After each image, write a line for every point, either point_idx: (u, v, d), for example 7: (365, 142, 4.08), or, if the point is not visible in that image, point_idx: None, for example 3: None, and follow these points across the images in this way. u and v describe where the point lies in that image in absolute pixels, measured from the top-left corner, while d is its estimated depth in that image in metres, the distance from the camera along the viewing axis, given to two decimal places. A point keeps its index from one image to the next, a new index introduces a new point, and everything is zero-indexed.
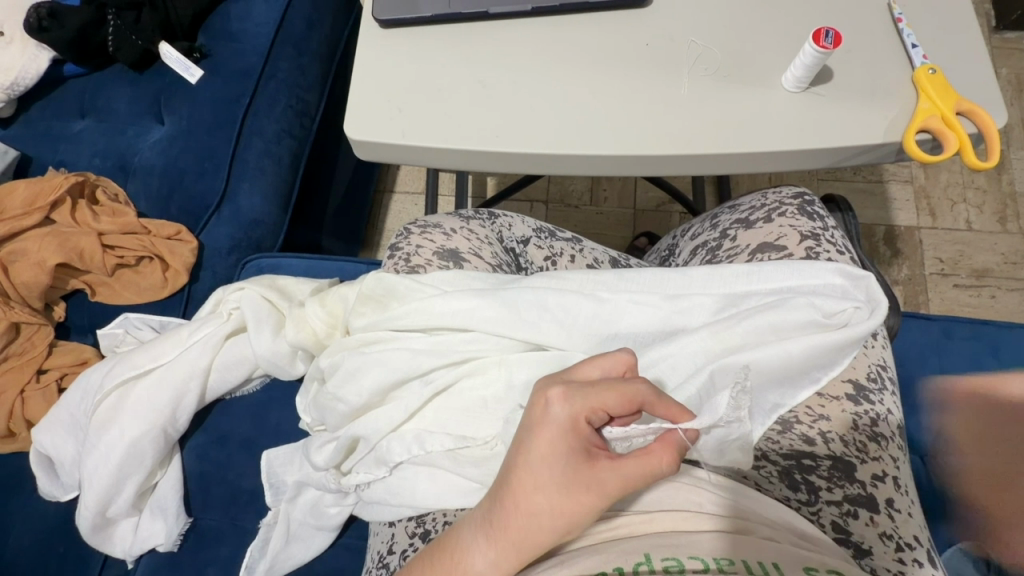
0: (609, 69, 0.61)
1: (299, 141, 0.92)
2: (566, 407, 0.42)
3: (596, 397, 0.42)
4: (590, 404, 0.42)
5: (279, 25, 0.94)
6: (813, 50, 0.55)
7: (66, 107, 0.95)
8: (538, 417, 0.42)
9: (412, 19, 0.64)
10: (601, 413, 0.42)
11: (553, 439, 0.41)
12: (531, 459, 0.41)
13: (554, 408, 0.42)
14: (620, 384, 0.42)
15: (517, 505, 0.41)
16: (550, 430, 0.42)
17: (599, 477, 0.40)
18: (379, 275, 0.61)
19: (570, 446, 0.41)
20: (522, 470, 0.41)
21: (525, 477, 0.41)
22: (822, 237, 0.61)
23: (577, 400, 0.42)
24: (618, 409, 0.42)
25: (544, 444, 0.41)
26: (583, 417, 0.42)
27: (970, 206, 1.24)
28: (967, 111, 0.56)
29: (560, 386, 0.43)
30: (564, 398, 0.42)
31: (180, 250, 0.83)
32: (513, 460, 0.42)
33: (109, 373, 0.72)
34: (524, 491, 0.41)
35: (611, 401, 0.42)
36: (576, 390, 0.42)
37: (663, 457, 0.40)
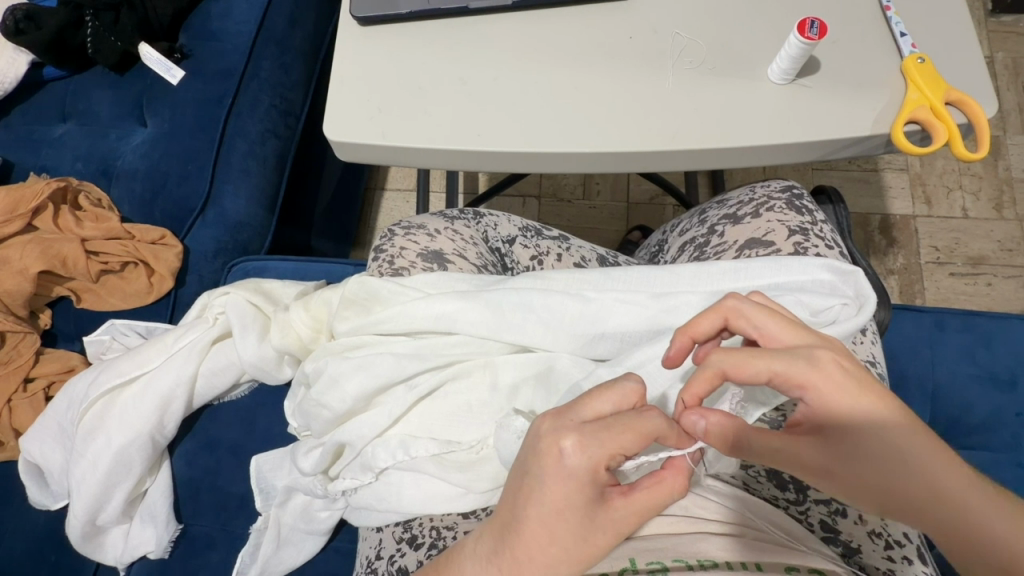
0: (592, 64, 0.60)
1: (283, 141, 0.90)
2: (583, 454, 0.38)
3: (616, 441, 0.38)
4: (609, 449, 0.38)
5: (260, 23, 0.93)
6: (798, 41, 0.54)
7: (47, 111, 0.93)
8: (551, 466, 0.38)
9: (391, 17, 0.63)
10: (617, 453, 0.39)
11: (570, 489, 0.38)
12: (547, 512, 0.38)
13: (570, 457, 0.38)
14: (636, 421, 0.39)
15: (530, 560, 0.38)
16: (566, 481, 0.38)
17: (616, 519, 0.39)
18: (362, 279, 0.60)
19: (586, 495, 0.38)
20: (535, 523, 0.38)
21: (539, 530, 0.38)
22: (811, 232, 0.60)
23: (593, 447, 0.38)
24: (634, 447, 0.39)
25: (560, 495, 0.38)
26: (602, 463, 0.38)
27: (966, 192, 1.22)
28: (956, 101, 0.55)
29: (574, 433, 0.38)
30: (578, 446, 0.38)
31: (165, 255, 0.82)
32: (523, 512, 0.39)
33: (95, 382, 0.71)
34: (538, 545, 0.38)
35: (629, 441, 0.39)
36: (592, 435, 0.38)
37: (678, 488, 0.39)
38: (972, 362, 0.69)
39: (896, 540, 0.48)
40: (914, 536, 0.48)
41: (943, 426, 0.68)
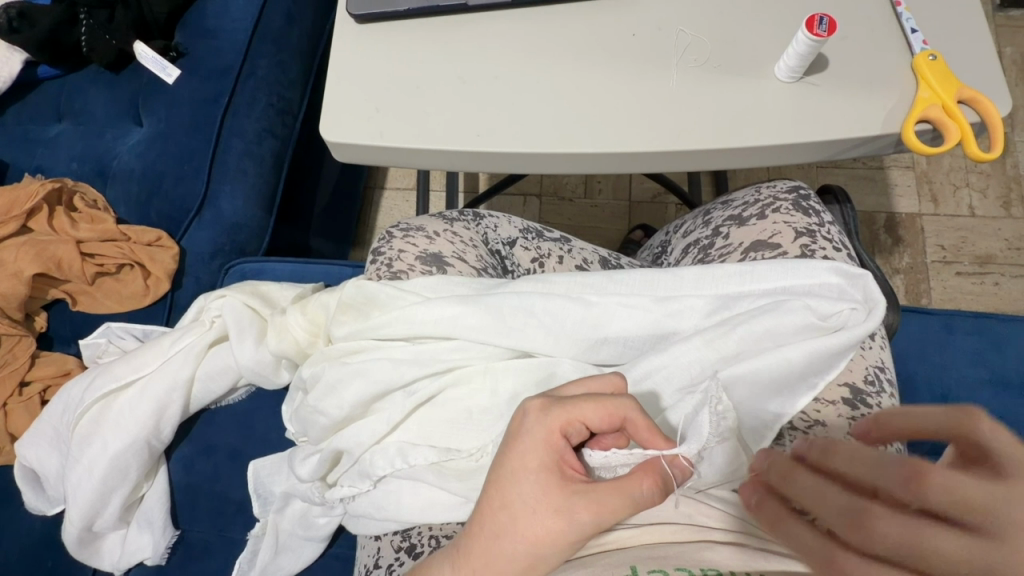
0: (593, 62, 0.59)
1: (281, 140, 0.89)
2: (541, 418, 0.41)
3: (574, 410, 0.41)
4: (567, 417, 0.41)
5: (257, 20, 0.91)
6: (806, 38, 0.52)
7: (42, 110, 0.92)
8: (515, 429, 0.42)
9: (388, 14, 0.61)
10: (580, 428, 0.42)
11: (526, 451, 0.41)
12: (504, 475, 0.41)
13: (529, 419, 0.42)
14: (601, 398, 0.41)
15: (483, 523, 0.41)
16: (524, 444, 0.41)
17: (571, 501, 0.39)
18: (359, 282, 0.59)
19: (543, 462, 0.41)
20: (493, 485, 0.41)
21: (496, 492, 0.41)
22: (818, 233, 0.59)
23: (553, 414, 0.41)
24: (596, 424, 0.41)
25: (518, 457, 0.41)
26: (559, 430, 0.41)
27: (973, 190, 1.21)
28: (969, 99, 0.54)
29: (537, 398, 0.42)
30: (539, 411, 0.42)
31: (161, 257, 0.81)
32: (488, 475, 0.42)
33: (91, 386, 0.71)
34: (493, 508, 0.41)
35: (590, 415, 0.41)
36: (553, 402, 0.42)
37: (639, 484, 0.39)
38: (982, 365, 0.67)
39: None
40: None
41: None
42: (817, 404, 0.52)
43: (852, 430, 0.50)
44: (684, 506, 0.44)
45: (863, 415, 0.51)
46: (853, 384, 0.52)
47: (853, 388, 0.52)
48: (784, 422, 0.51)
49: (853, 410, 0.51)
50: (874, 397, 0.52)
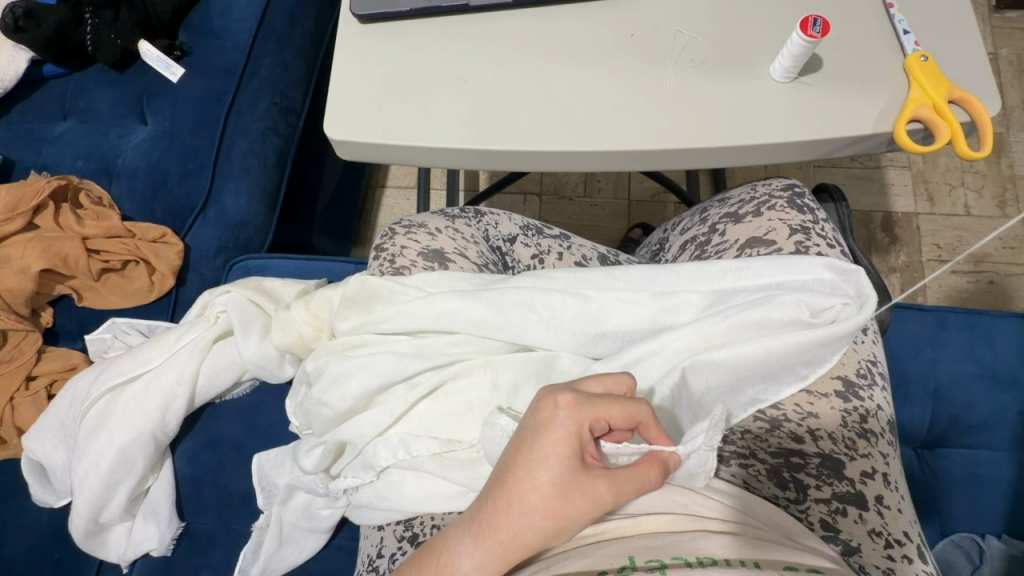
0: (592, 61, 0.60)
1: (284, 138, 0.90)
2: (573, 412, 0.41)
3: (602, 408, 0.41)
4: (596, 414, 0.41)
5: (260, 20, 0.92)
6: (800, 39, 0.53)
7: (48, 108, 0.93)
8: (544, 419, 0.41)
9: (391, 14, 0.62)
10: (603, 424, 0.42)
11: (557, 441, 0.40)
12: (532, 459, 0.40)
13: (561, 412, 0.41)
14: (626, 399, 0.42)
15: (508, 508, 0.40)
16: (555, 433, 0.41)
17: (595, 484, 0.40)
18: (362, 278, 0.60)
19: (572, 451, 0.40)
20: (521, 468, 0.40)
21: (523, 474, 0.40)
22: (812, 230, 0.60)
23: (583, 408, 0.41)
24: (619, 423, 0.42)
25: (548, 445, 0.40)
26: (588, 426, 0.41)
27: (969, 189, 1.22)
28: (959, 99, 0.55)
29: (569, 393, 0.42)
30: (571, 405, 0.41)
31: (166, 253, 0.82)
32: (512, 457, 0.41)
33: (97, 380, 0.72)
34: (520, 489, 0.40)
35: (615, 413, 0.42)
36: (584, 397, 0.42)
37: (652, 472, 0.41)
38: (974, 361, 0.69)
39: (896, 539, 0.48)
40: (915, 535, 0.48)
41: (944, 425, 0.67)
42: (811, 397, 0.53)
43: (844, 422, 0.52)
44: (679, 496, 0.45)
45: (855, 407, 0.52)
46: (846, 376, 0.53)
47: (846, 381, 0.53)
48: (772, 409, 0.53)
49: (845, 403, 0.52)
50: (866, 390, 0.53)
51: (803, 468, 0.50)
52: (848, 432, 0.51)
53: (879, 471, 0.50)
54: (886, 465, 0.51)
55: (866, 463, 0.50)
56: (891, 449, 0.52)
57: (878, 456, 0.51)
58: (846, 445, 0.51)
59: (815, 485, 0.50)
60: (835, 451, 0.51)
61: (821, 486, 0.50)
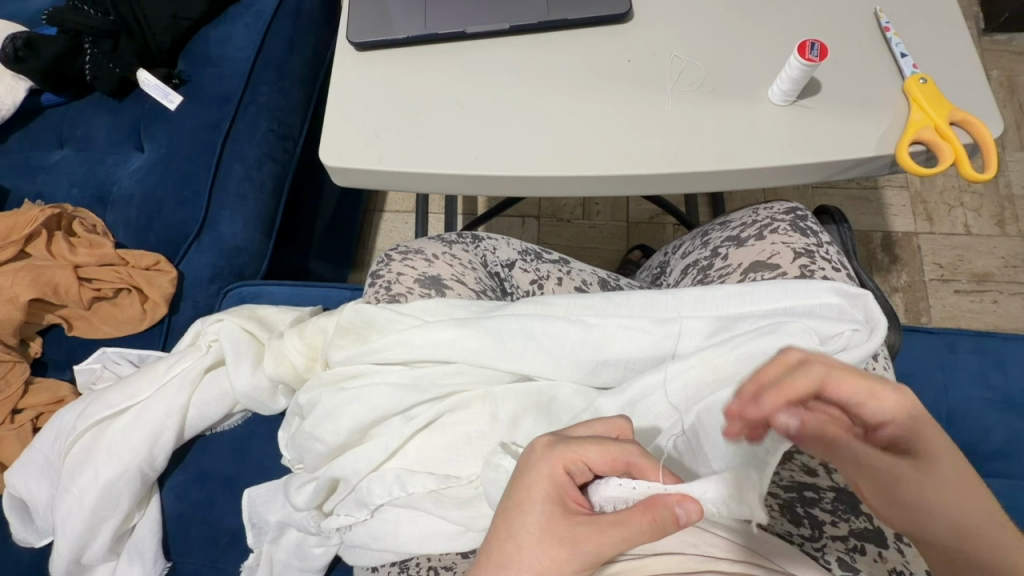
0: (589, 87, 0.59)
1: (281, 165, 0.90)
2: (546, 454, 0.39)
3: (577, 448, 0.39)
4: (571, 455, 0.39)
5: (259, 48, 0.92)
6: (798, 63, 0.53)
7: (44, 137, 0.93)
8: (521, 463, 0.40)
9: (387, 41, 0.62)
10: (584, 465, 0.39)
11: (530, 486, 0.39)
12: (510, 508, 0.39)
13: (534, 456, 0.39)
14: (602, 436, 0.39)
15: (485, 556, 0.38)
16: (528, 479, 0.39)
17: (573, 531, 0.37)
18: (357, 306, 0.59)
19: (548, 497, 0.38)
20: (501, 516, 0.39)
21: (500, 522, 0.39)
22: (816, 254, 0.59)
23: (556, 450, 0.39)
24: (600, 459, 0.39)
25: (523, 492, 0.39)
26: (564, 469, 0.39)
27: (968, 209, 1.23)
28: (961, 121, 0.54)
29: (545, 435, 0.40)
30: (545, 447, 0.39)
31: (159, 281, 0.81)
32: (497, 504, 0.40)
33: (83, 414, 0.69)
34: (496, 538, 0.38)
35: (593, 452, 0.39)
36: (559, 439, 0.40)
37: (642, 518, 0.35)
38: (986, 385, 0.67)
39: None
40: None
41: (959, 453, 0.65)
42: None
43: None
44: (691, 536, 0.43)
45: None
46: None
47: None
48: None
49: None
50: None
51: (817, 503, 0.49)
52: None
53: None
54: None
55: None
56: None
57: None
58: None
59: (830, 521, 0.48)
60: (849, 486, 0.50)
61: (837, 522, 0.48)
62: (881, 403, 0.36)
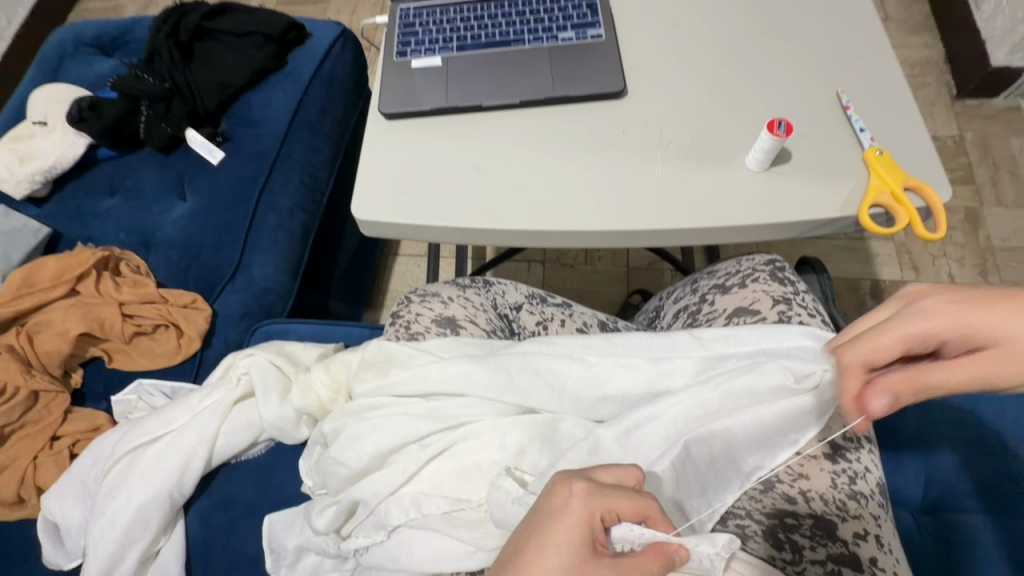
0: (589, 154, 0.68)
1: (310, 214, 1.00)
2: (586, 500, 0.42)
3: (613, 498, 0.43)
4: (607, 502, 0.43)
5: (294, 110, 1.03)
6: (767, 139, 0.61)
7: (97, 186, 1.03)
8: (558, 504, 0.43)
9: (414, 112, 0.72)
10: (612, 513, 0.43)
11: (570, 529, 0.41)
12: (549, 545, 0.41)
13: (575, 500, 0.42)
14: (633, 490, 0.44)
15: None
16: (567, 522, 0.42)
17: (601, 574, 0.40)
18: (380, 343, 0.65)
19: (582, 539, 0.41)
20: (538, 553, 0.41)
21: (534, 558, 0.40)
22: (794, 301, 0.65)
23: (595, 497, 0.43)
24: (628, 510, 0.43)
25: (560, 533, 0.41)
26: (598, 513, 0.42)
27: (951, 259, 1.29)
28: (915, 187, 0.62)
29: (583, 480, 0.43)
30: (585, 494, 0.43)
31: (195, 318, 0.88)
32: (526, 540, 0.42)
33: (121, 440, 0.75)
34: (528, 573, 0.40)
35: (625, 504, 0.43)
36: (596, 489, 0.43)
37: (656, 564, 0.41)
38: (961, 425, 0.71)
39: None
40: None
41: (939, 490, 0.69)
42: (801, 459, 0.55)
43: (833, 483, 0.54)
44: None
45: (843, 469, 0.55)
46: (833, 440, 0.56)
47: (833, 444, 0.56)
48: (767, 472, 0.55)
49: (833, 465, 0.55)
50: (853, 452, 0.56)
51: (798, 529, 0.52)
52: (838, 493, 0.54)
53: (873, 534, 0.51)
54: (879, 528, 0.52)
55: (858, 524, 0.52)
56: (883, 511, 0.54)
57: (869, 518, 0.52)
58: (837, 505, 0.53)
59: (810, 546, 0.51)
60: (827, 511, 0.53)
61: (816, 548, 0.51)
62: (893, 321, 0.46)
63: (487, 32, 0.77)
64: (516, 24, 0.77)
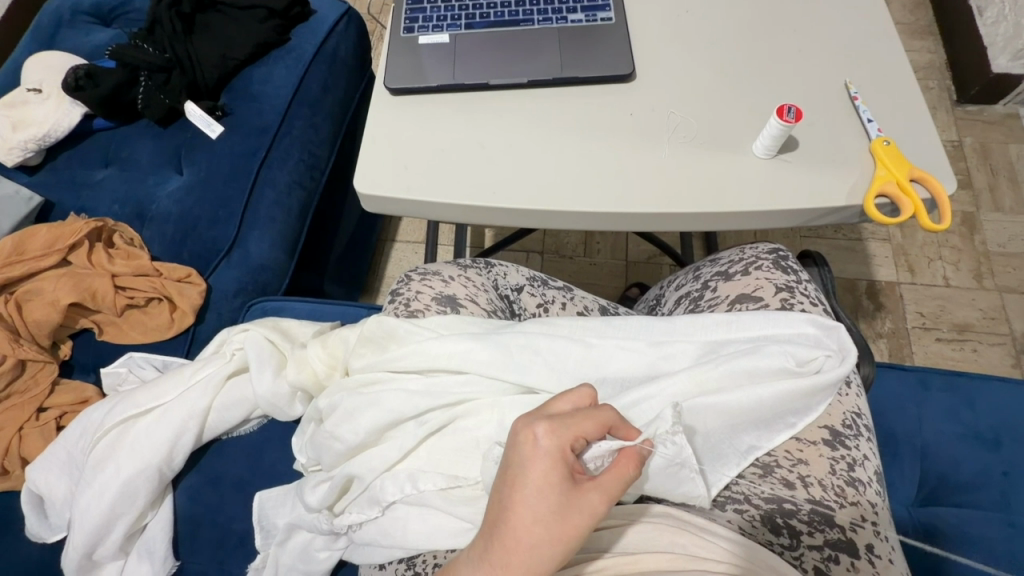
0: (596, 133, 0.68)
1: (308, 192, 0.98)
2: (553, 436, 0.43)
3: (578, 425, 0.43)
4: (573, 433, 0.43)
5: (296, 87, 1.01)
6: (777, 124, 0.61)
7: (92, 156, 1.01)
8: (527, 450, 0.42)
9: (419, 88, 0.71)
10: (580, 440, 0.44)
11: (546, 471, 0.41)
12: (531, 492, 0.41)
13: (543, 441, 0.42)
14: (592, 411, 0.45)
15: (515, 543, 0.40)
16: (541, 464, 0.41)
17: (587, 497, 0.41)
18: (379, 318, 0.64)
19: (561, 475, 0.41)
20: (522, 502, 0.41)
21: (522, 510, 0.41)
22: (796, 289, 0.65)
23: (561, 431, 0.43)
24: (593, 432, 0.44)
25: (538, 476, 0.41)
26: (569, 448, 0.43)
27: (947, 263, 1.30)
28: (920, 179, 0.62)
29: (545, 420, 0.43)
30: (550, 431, 0.43)
31: (189, 292, 0.86)
32: (508, 495, 0.42)
33: (111, 411, 0.74)
34: (522, 524, 0.40)
35: (589, 427, 0.44)
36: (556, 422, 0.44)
37: (631, 466, 0.43)
38: (956, 421, 0.72)
39: None
40: None
41: (933, 484, 0.70)
42: (800, 444, 0.55)
43: (832, 469, 0.54)
44: (682, 538, 0.47)
45: (842, 456, 0.55)
46: (832, 426, 0.56)
47: (833, 431, 0.56)
48: (765, 455, 0.55)
49: (833, 451, 0.55)
50: (851, 439, 0.56)
51: (795, 515, 0.51)
52: (837, 479, 0.53)
53: (869, 521, 0.52)
54: (875, 515, 0.52)
55: (855, 511, 0.52)
56: (879, 499, 0.54)
57: (866, 505, 0.52)
58: (835, 492, 0.52)
59: (807, 531, 0.51)
60: (825, 498, 0.52)
61: (813, 533, 0.51)
62: None
63: (496, 11, 0.76)
64: (525, 4, 0.76)
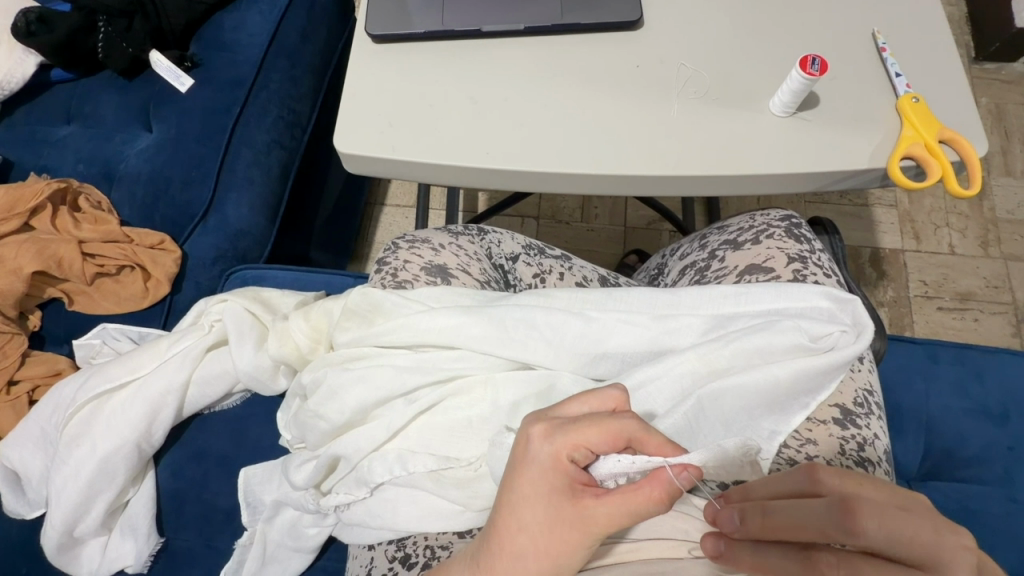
0: (599, 87, 0.62)
1: (288, 151, 0.91)
2: (546, 444, 0.39)
3: (577, 435, 0.39)
4: (570, 441, 0.39)
5: (272, 35, 0.93)
6: (800, 77, 0.55)
7: (52, 111, 0.93)
8: (522, 454, 0.40)
9: (405, 35, 0.64)
10: (584, 450, 0.39)
11: (535, 478, 0.39)
12: (517, 499, 0.40)
13: (535, 447, 0.40)
14: (606, 419, 0.39)
15: (501, 547, 0.40)
16: (532, 471, 0.39)
17: (581, 515, 0.38)
18: (365, 290, 0.60)
19: (554, 486, 0.39)
20: (509, 509, 0.40)
21: (510, 516, 0.40)
22: (809, 260, 0.61)
23: (556, 437, 0.39)
24: (601, 444, 0.39)
25: (528, 483, 0.40)
26: (565, 456, 0.39)
27: (953, 230, 1.27)
28: (949, 140, 0.57)
29: (541, 423, 0.40)
30: (545, 437, 0.40)
31: (163, 260, 0.82)
32: (500, 497, 0.41)
33: (83, 386, 0.70)
34: (510, 529, 0.39)
35: (593, 437, 0.39)
36: (556, 427, 0.40)
37: (650, 494, 0.36)
38: (964, 395, 0.70)
39: None
40: None
41: (936, 459, 0.68)
42: (809, 424, 0.53)
43: (842, 450, 0.52)
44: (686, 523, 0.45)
45: (853, 435, 0.52)
46: (843, 405, 0.53)
47: (843, 409, 0.53)
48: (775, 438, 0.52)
49: (843, 430, 0.52)
50: (862, 418, 0.53)
51: None
52: (846, 460, 0.51)
53: None
54: None
55: None
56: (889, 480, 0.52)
57: None
58: None
59: None
60: None
61: None
62: None
63: None
64: None
